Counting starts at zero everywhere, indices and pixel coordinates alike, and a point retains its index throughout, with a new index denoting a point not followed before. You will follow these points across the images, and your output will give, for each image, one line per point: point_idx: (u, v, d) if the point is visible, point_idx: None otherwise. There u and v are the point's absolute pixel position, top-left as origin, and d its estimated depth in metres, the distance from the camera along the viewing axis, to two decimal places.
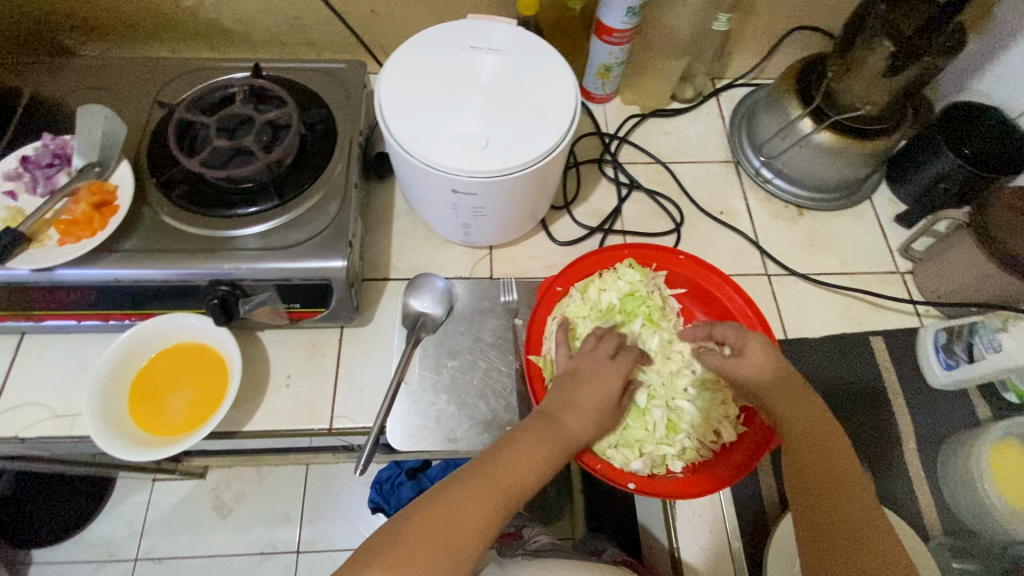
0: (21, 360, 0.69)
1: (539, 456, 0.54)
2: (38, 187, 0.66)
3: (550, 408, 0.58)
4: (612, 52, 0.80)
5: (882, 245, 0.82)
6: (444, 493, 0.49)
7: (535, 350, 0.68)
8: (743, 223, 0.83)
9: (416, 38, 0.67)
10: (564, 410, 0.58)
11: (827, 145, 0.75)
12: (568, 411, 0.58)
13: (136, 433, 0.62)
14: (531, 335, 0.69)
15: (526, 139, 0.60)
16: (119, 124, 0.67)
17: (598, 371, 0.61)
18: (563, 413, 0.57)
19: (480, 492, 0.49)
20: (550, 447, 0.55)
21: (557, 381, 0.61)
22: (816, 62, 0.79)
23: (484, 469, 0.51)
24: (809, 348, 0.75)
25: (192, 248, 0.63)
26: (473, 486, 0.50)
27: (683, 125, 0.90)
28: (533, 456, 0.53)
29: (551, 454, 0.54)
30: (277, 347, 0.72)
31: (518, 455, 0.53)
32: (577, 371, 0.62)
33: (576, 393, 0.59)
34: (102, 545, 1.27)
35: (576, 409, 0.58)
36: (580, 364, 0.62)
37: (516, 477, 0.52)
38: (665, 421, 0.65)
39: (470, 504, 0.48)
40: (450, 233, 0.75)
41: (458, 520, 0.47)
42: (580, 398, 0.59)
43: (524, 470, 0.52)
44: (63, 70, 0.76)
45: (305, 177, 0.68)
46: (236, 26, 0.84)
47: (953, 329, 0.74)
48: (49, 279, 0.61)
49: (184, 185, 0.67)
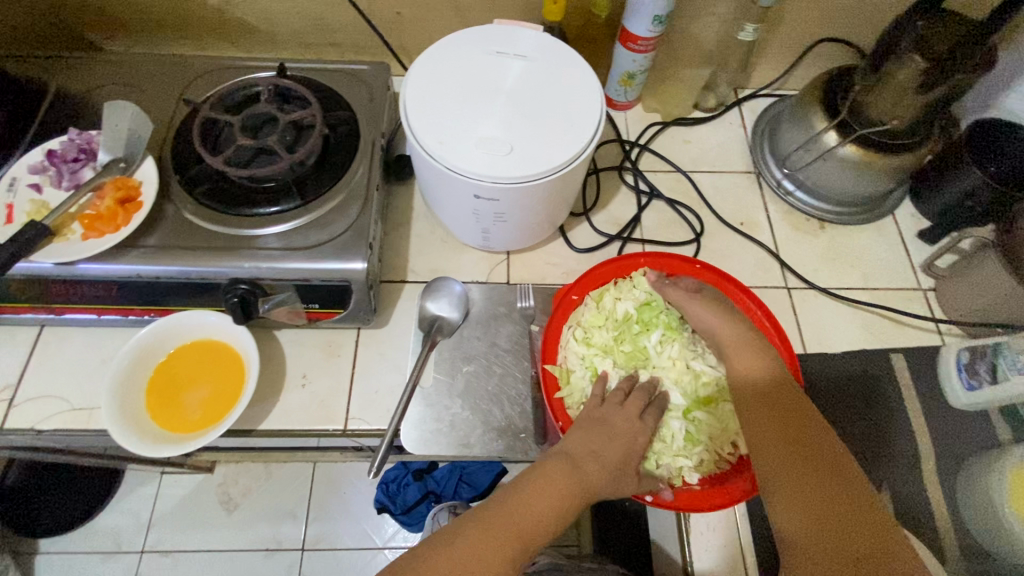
0: (40, 351, 0.70)
1: (559, 505, 0.53)
2: (64, 180, 0.66)
3: (574, 453, 0.57)
4: (637, 60, 0.80)
5: (904, 261, 0.81)
6: (460, 533, 0.50)
7: (550, 360, 0.68)
8: (763, 234, 0.82)
9: (442, 42, 0.67)
10: (588, 459, 0.57)
11: (852, 159, 0.74)
12: (592, 460, 0.57)
13: (153, 430, 0.62)
14: (546, 344, 0.68)
15: (550, 147, 0.60)
16: (145, 121, 0.68)
17: (628, 428, 0.61)
18: (585, 461, 0.56)
19: (497, 536, 0.50)
20: (570, 495, 0.54)
21: (583, 425, 0.60)
22: (842, 75, 0.78)
23: (500, 514, 0.51)
24: (828, 363, 0.74)
25: (214, 245, 0.63)
26: (490, 531, 0.50)
27: (705, 134, 0.90)
28: (552, 505, 0.53)
29: (571, 501, 0.54)
30: (294, 346, 0.72)
31: (537, 501, 0.53)
32: (604, 419, 0.61)
33: (601, 441, 0.58)
34: (109, 536, 1.28)
35: (600, 459, 0.57)
36: (609, 414, 0.62)
37: (533, 526, 0.51)
38: (683, 433, 0.65)
39: (481, 549, 0.49)
40: (469, 237, 0.74)
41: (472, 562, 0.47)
42: (603, 448, 0.58)
43: (542, 518, 0.52)
44: (91, 65, 0.76)
45: (327, 178, 0.68)
46: (261, 25, 0.84)
47: (976, 349, 0.74)
48: (71, 273, 0.62)
49: (207, 182, 0.67)
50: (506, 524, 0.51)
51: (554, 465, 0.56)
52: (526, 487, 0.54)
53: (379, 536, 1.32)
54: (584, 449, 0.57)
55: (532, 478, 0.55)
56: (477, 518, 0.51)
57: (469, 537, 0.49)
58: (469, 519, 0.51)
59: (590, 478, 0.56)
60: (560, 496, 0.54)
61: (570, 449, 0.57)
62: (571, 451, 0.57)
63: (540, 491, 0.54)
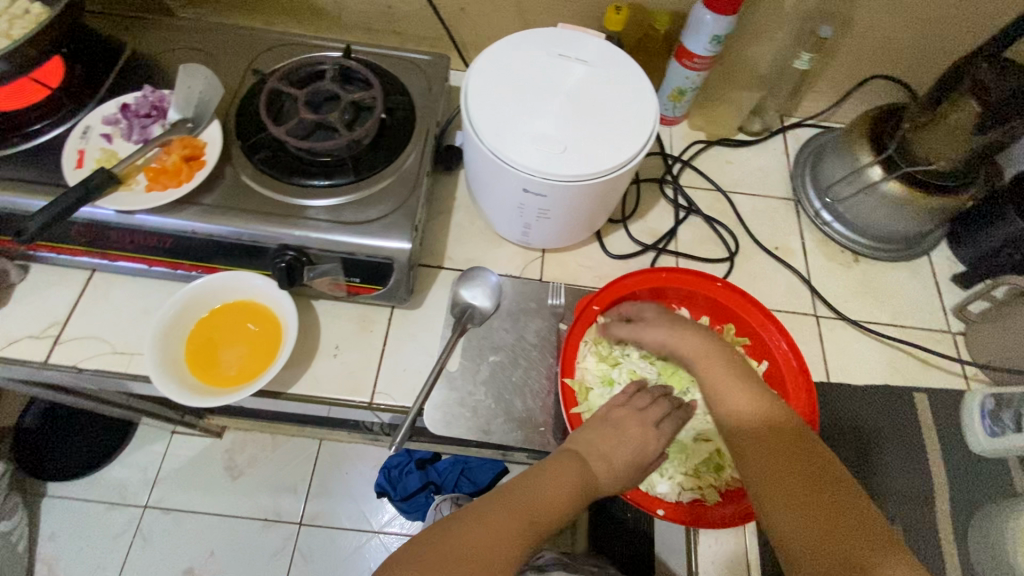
0: (88, 294, 0.73)
1: (567, 498, 0.54)
2: (134, 134, 0.70)
3: (586, 452, 0.58)
4: (690, 77, 0.82)
5: (935, 303, 0.81)
6: (473, 515, 0.50)
7: (569, 373, 0.68)
8: (797, 261, 0.83)
9: (509, 39, 0.69)
10: (598, 461, 0.58)
11: (895, 195, 0.75)
12: (602, 462, 0.58)
13: (191, 379, 0.64)
14: (567, 356, 0.68)
15: (602, 150, 0.62)
16: (217, 85, 0.71)
17: (640, 434, 0.62)
18: (596, 463, 0.58)
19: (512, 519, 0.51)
20: (580, 491, 0.55)
21: (596, 424, 0.61)
22: (890, 113, 0.79)
23: (516, 496, 0.53)
24: (849, 396, 0.75)
25: (267, 211, 0.66)
26: (500, 518, 0.50)
27: (748, 157, 0.91)
28: (565, 492, 0.54)
29: (578, 499, 0.55)
30: (329, 317, 0.74)
31: (547, 493, 0.54)
32: (618, 423, 0.62)
33: (611, 443, 0.59)
34: (116, 487, 1.31)
35: (610, 464, 0.58)
36: (625, 419, 0.62)
37: (542, 518, 0.52)
38: (707, 457, 0.68)
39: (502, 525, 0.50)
40: (509, 231, 0.76)
41: (487, 543, 0.48)
42: (612, 449, 0.59)
43: (553, 510, 0.53)
44: (168, 30, 0.80)
45: (379, 160, 0.70)
46: (329, 8, 0.87)
47: (1004, 397, 0.73)
48: (130, 222, 0.65)
49: (268, 150, 0.70)
50: (518, 510, 0.52)
51: (563, 460, 0.57)
52: (541, 478, 0.55)
53: (375, 520, 1.33)
54: (594, 450, 0.59)
55: (540, 469, 0.56)
56: (492, 500, 0.52)
57: (480, 523, 0.49)
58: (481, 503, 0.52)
59: (596, 477, 0.57)
60: (571, 490, 0.55)
61: (581, 446, 0.59)
62: (582, 451, 0.58)
63: (553, 484, 0.54)
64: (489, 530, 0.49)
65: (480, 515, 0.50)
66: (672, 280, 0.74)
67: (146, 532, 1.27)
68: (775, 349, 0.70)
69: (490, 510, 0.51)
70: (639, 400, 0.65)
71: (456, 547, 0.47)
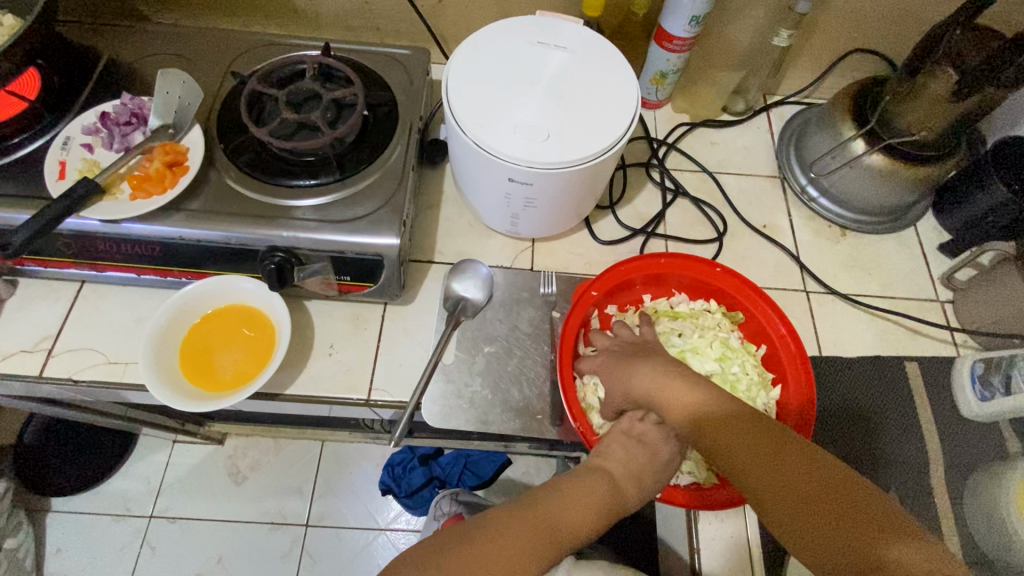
0: (80, 305, 0.73)
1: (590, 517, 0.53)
2: (115, 143, 0.69)
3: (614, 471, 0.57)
4: (670, 59, 0.82)
5: (923, 273, 0.82)
6: (497, 524, 0.50)
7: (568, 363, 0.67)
8: (785, 238, 0.84)
9: (489, 28, 0.69)
10: (626, 479, 0.57)
11: (879, 168, 0.75)
12: (631, 482, 0.57)
13: (185, 386, 0.64)
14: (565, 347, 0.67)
15: (585, 136, 0.62)
16: (195, 90, 0.70)
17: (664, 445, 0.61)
18: (624, 481, 0.57)
19: (534, 533, 0.50)
20: (604, 510, 0.55)
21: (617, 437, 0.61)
22: (871, 86, 0.79)
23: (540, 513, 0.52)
24: (842, 368, 0.75)
25: (254, 213, 0.66)
26: (522, 525, 0.50)
27: (732, 137, 0.91)
28: (588, 511, 0.54)
29: (603, 519, 0.54)
30: (322, 316, 0.74)
31: (572, 512, 0.53)
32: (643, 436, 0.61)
33: (641, 462, 0.58)
34: (120, 498, 1.31)
35: (639, 481, 0.58)
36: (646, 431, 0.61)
37: (563, 536, 0.51)
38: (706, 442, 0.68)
39: (523, 537, 0.49)
40: (497, 221, 0.76)
41: (507, 552, 0.48)
42: (637, 465, 0.58)
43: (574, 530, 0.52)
44: (144, 36, 0.79)
45: (364, 156, 0.70)
46: (306, 7, 0.87)
47: (990, 361, 0.74)
48: (117, 231, 0.65)
49: (251, 153, 0.69)
50: (542, 527, 0.51)
51: (591, 480, 0.56)
52: (566, 496, 0.54)
53: (381, 517, 1.33)
54: (624, 471, 0.58)
55: (567, 488, 0.55)
56: (515, 512, 0.52)
57: (504, 532, 0.49)
58: (506, 514, 0.51)
59: (625, 496, 0.57)
60: (594, 510, 0.54)
61: (613, 468, 0.58)
62: (611, 470, 0.58)
63: (577, 502, 0.54)
64: (512, 539, 0.49)
65: (499, 524, 0.50)
66: (670, 266, 0.74)
67: (153, 541, 1.27)
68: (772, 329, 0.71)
69: (511, 520, 0.51)
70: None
71: (472, 555, 0.47)
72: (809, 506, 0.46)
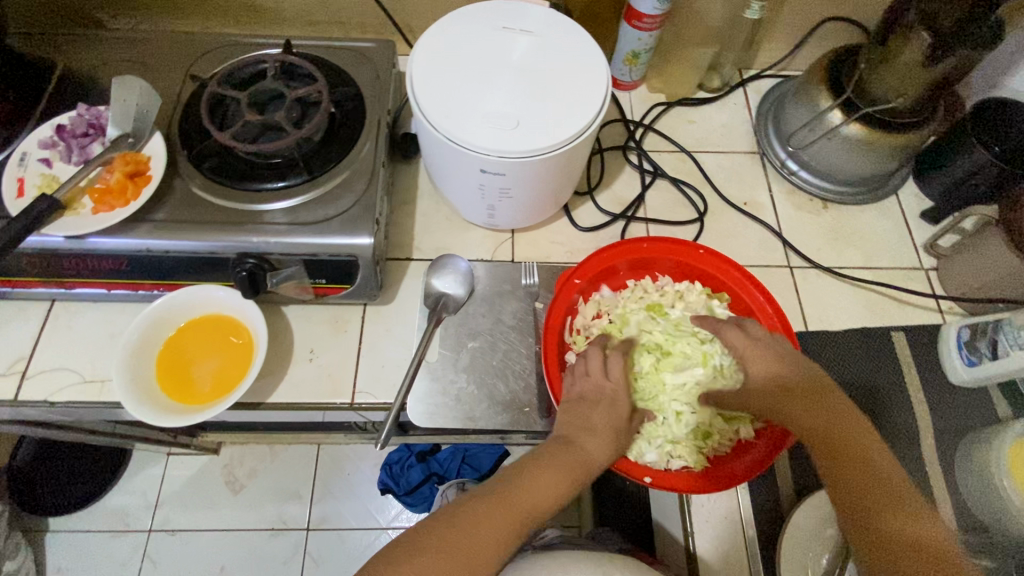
0: (51, 325, 0.71)
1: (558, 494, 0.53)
2: (73, 156, 0.67)
3: (568, 432, 0.57)
4: (642, 38, 0.80)
5: (906, 241, 0.82)
6: (464, 510, 0.50)
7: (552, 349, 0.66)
8: (767, 214, 0.83)
9: (453, 16, 0.67)
10: (585, 438, 0.57)
11: (857, 137, 0.74)
12: (584, 435, 0.57)
13: (165, 401, 0.63)
14: (548, 338, 0.66)
15: (556, 121, 0.60)
16: (153, 96, 0.68)
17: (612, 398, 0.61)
18: (579, 437, 0.57)
19: (500, 513, 0.50)
20: (572, 475, 0.54)
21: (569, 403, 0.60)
22: (845, 53, 0.78)
23: (504, 487, 0.52)
24: (828, 343, 0.75)
25: (223, 220, 0.64)
26: (495, 520, 0.49)
27: (710, 114, 0.90)
28: (553, 479, 0.53)
29: (572, 484, 0.54)
30: (301, 322, 0.72)
31: (537, 484, 0.52)
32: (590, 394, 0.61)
33: (591, 413, 0.59)
34: (118, 514, 1.30)
35: (593, 433, 0.57)
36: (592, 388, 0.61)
37: (530, 510, 0.51)
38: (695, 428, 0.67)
39: (490, 518, 0.49)
40: (473, 214, 0.75)
41: (474, 536, 0.48)
42: (592, 421, 0.58)
43: (542, 499, 0.52)
44: (99, 43, 0.77)
45: (333, 154, 0.69)
46: (266, 4, 0.85)
47: (976, 326, 0.73)
48: (82, 247, 0.63)
49: (216, 158, 0.68)
50: (507, 503, 0.50)
51: (554, 448, 0.56)
52: (528, 469, 0.54)
53: (382, 517, 1.33)
54: (578, 427, 0.58)
55: (535, 469, 0.54)
56: (480, 495, 0.51)
57: (469, 516, 0.49)
58: (473, 498, 0.51)
59: (590, 457, 0.56)
60: (560, 476, 0.54)
61: (573, 431, 0.57)
62: (567, 432, 0.57)
63: (541, 475, 0.53)
64: (477, 522, 0.49)
65: (471, 511, 0.49)
66: (653, 250, 0.73)
67: (153, 555, 1.27)
68: (755, 307, 0.70)
69: (482, 511, 0.49)
70: (597, 363, 0.63)
71: (439, 545, 0.47)
72: (849, 462, 0.51)
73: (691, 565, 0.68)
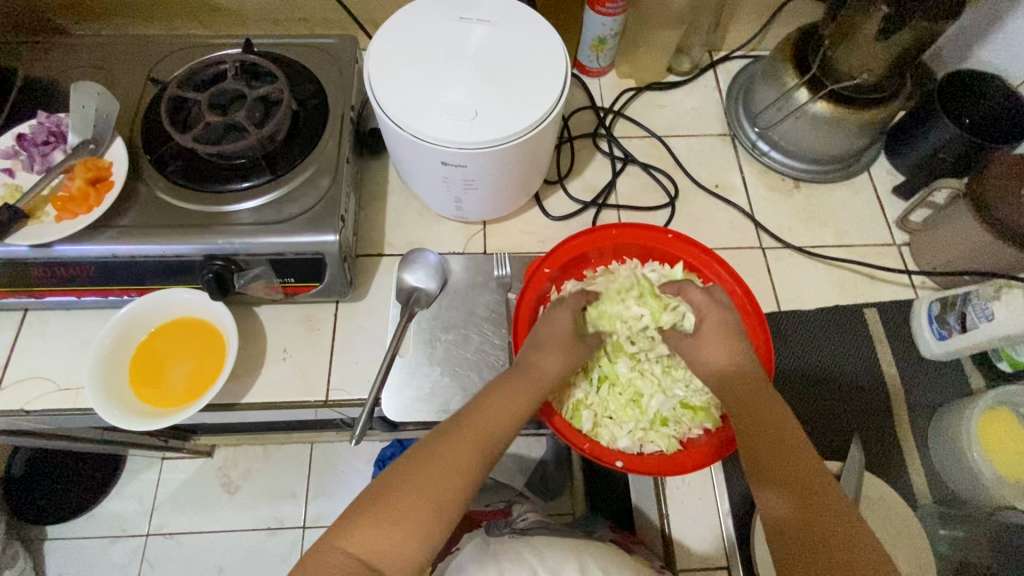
0: (24, 335, 0.71)
1: (515, 413, 0.55)
2: (36, 165, 0.67)
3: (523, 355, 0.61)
4: (606, 23, 0.80)
5: (879, 218, 0.82)
6: (438, 438, 0.51)
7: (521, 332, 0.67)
8: (738, 196, 0.83)
9: (410, 8, 0.67)
10: (542, 358, 0.61)
11: (823, 115, 0.74)
12: (537, 352, 0.62)
13: (138, 405, 0.63)
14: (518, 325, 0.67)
15: (513, 110, 0.60)
16: (112, 101, 0.68)
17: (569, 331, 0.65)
18: (534, 356, 0.61)
19: (471, 434, 0.52)
20: (531, 391, 0.58)
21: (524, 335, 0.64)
22: (811, 31, 0.77)
23: (471, 411, 0.54)
24: (800, 322, 0.75)
25: (189, 222, 0.64)
26: (457, 448, 0.50)
27: (679, 98, 0.89)
28: (515, 395, 0.57)
29: (534, 397, 0.58)
30: (274, 322, 0.73)
31: (500, 403, 0.55)
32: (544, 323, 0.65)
33: (546, 334, 0.64)
34: (114, 520, 1.31)
35: (545, 349, 0.62)
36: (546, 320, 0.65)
37: (499, 428, 0.54)
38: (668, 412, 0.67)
39: (464, 441, 0.51)
40: (443, 208, 0.75)
41: (453, 460, 0.49)
42: (544, 341, 0.63)
43: (509, 414, 0.55)
44: (59, 49, 0.76)
45: (296, 153, 0.68)
46: (228, 4, 0.84)
47: (947, 300, 0.73)
48: (48, 255, 0.63)
49: (179, 161, 0.67)
50: (477, 425, 0.53)
51: (512, 370, 0.59)
52: (490, 390, 0.57)
53: None
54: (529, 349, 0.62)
55: (498, 389, 0.57)
56: (451, 422, 0.53)
57: (445, 443, 0.50)
58: (445, 428, 0.52)
59: (546, 371, 0.60)
60: (521, 392, 0.57)
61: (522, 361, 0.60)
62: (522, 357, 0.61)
63: (503, 396, 0.56)
64: (454, 448, 0.50)
65: (446, 438, 0.51)
66: (622, 236, 0.72)
67: (152, 559, 1.28)
68: (731, 294, 0.69)
69: (455, 435, 0.51)
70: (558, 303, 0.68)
71: (421, 474, 0.48)
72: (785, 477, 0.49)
73: (668, 547, 0.69)
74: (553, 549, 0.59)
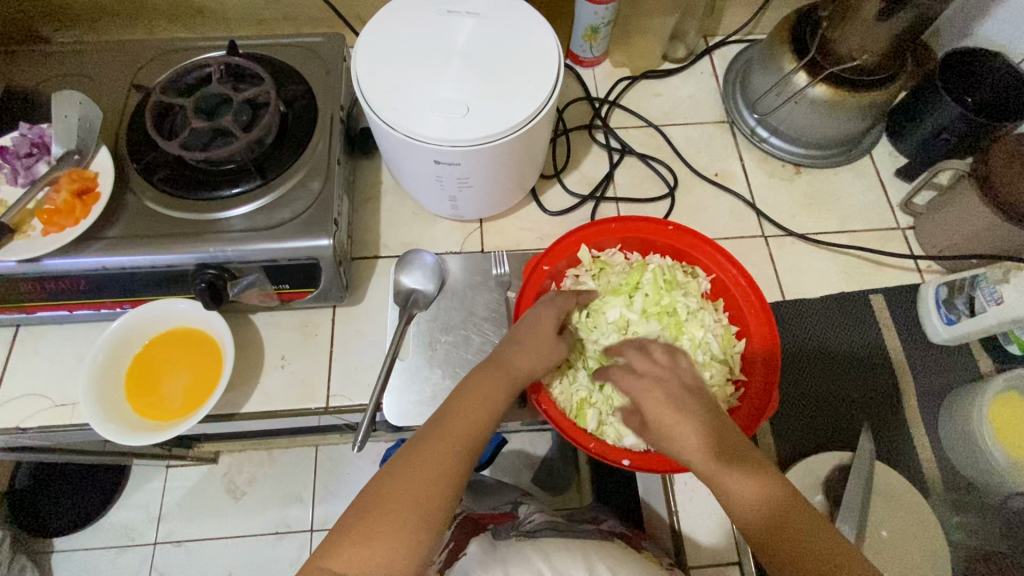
0: (18, 351, 0.70)
1: (490, 412, 0.53)
2: (20, 177, 0.65)
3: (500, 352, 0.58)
4: (598, 12, 0.78)
5: (881, 201, 0.80)
6: (412, 451, 0.49)
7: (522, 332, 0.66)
8: (739, 184, 0.81)
9: (395, 4, 0.65)
10: (518, 357, 0.58)
11: (824, 99, 0.72)
12: (517, 352, 0.58)
13: (134, 420, 0.62)
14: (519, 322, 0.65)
15: (506, 104, 0.58)
16: (94, 108, 0.67)
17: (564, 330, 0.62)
18: (509, 355, 0.58)
19: (446, 441, 0.50)
20: (506, 388, 0.55)
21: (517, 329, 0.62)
22: (807, 13, 0.76)
23: (445, 416, 0.52)
24: (804, 311, 0.74)
25: (180, 231, 0.63)
26: (433, 461, 0.48)
27: (674, 86, 0.88)
28: (488, 395, 0.54)
29: (509, 395, 0.55)
30: (271, 328, 0.71)
31: (473, 406, 0.53)
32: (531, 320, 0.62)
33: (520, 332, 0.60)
34: (121, 530, 1.30)
35: (523, 350, 0.59)
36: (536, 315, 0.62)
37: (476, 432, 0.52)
38: None
39: (439, 451, 0.49)
40: (438, 207, 0.73)
41: (430, 472, 0.48)
42: (524, 340, 0.60)
43: (484, 415, 0.53)
44: (39, 58, 0.75)
45: (286, 156, 0.67)
46: (211, 4, 0.82)
47: (954, 284, 0.72)
48: (37, 270, 0.61)
49: (165, 169, 0.66)
50: (451, 431, 0.51)
51: (484, 369, 0.56)
52: (462, 393, 0.54)
53: None
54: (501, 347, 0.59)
55: (471, 390, 0.54)
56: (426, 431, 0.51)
57: (421, 456, 0.49)
58: (420, 436, 0.51)
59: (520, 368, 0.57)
60: (494, 391, 0.55)
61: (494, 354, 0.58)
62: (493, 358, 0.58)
63: (476, 398, 0.54)
64: (429, 460, 0.49)
65: (421, 449, 0.49)
66: (622, 230, 0.71)
67: (161, 568, 1.27)
68: (734, 285, 0.68)
69: (428, 447, 0.50)
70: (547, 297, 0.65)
71: (398, 490, 0.47)
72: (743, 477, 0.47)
73: (678, 543, 0.68)
74: (562, 551, 0.58)
